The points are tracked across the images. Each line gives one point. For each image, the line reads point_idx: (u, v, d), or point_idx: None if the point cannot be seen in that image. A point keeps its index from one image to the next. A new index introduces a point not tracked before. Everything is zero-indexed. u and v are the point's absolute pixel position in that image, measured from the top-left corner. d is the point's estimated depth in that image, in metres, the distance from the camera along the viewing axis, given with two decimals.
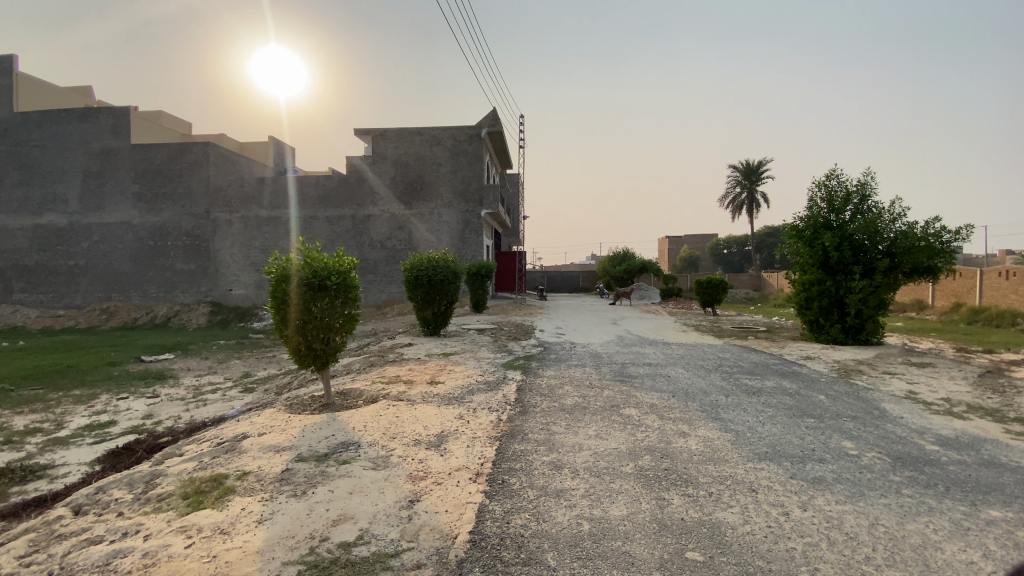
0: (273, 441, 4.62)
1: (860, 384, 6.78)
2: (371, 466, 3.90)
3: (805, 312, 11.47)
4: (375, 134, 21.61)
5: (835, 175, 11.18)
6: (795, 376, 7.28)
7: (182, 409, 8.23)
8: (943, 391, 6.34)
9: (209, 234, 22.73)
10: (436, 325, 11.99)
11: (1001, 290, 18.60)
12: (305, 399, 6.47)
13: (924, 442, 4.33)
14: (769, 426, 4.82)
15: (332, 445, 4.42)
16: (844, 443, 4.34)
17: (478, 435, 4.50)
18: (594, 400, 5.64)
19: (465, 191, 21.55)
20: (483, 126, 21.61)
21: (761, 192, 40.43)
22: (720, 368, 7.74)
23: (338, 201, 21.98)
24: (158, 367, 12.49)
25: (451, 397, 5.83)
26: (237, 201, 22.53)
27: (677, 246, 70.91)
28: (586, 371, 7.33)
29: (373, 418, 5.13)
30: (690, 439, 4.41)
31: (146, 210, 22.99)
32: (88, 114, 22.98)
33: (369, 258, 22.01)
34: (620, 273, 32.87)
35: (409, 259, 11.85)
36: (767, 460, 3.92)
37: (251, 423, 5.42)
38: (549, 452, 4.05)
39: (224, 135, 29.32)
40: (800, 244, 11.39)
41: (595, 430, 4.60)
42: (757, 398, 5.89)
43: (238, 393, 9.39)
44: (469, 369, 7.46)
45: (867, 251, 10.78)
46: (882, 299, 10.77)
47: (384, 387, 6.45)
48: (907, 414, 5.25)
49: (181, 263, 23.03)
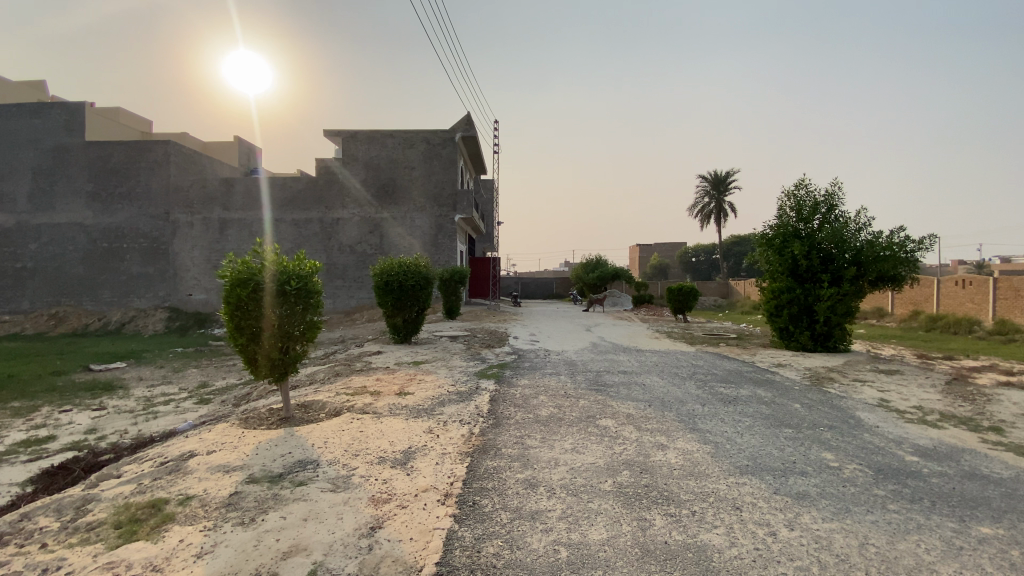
0: (222, 459, 4.24)
1: (833, 392, 6.77)
2: (329, 488, 3.58)
3: (775, 320, 11.60)
4: (346, 136, 21.08)
5: (803, 185, 11.37)
6: (769, 384, 7.25)
7: (130, 423, 7.64)
8: (914, 398, 6.39)
9: (169, 236, 21.74)
10: (406, 333, 11.60)
11: (957, 298, 19.34)
12: (263, 412, 6.06)
13: (903, 454, 4.29)
14: (748, 437, 4.69)
15: (288, 464, 4.08)
16: (824, 454, 4.26)
17: (448, 450, 4.23)
18: (570, 411, 5.43)
19: (438, 195, 21.22)
20: (457, 131, 21.36)
21: (728, 202, 41.35)
22: (694, 376, 7.65)
23: (306, 204, 21.33)
24: (107, 377, 11.71)
25: (420, 408, 5.53)
26: (199, 202, 21.62)
27: (647, 254, 71.99)
28: (560, 379, 7.12)
29: (335, 433, 4.80)
30: (670, 451, 4.24)
31: (100, 211, 21.83)
32: (39, 110, 21.75)
33: (339, 263, 21.41)
34: (593, 280, 32.99)
35: (378, 263, 11.42)
36: (749, 474, 3.78)
37: (201, 439, 5.00)
38: (524, 469, 3.81)
39: (187, 134, 28.20)
40: (770, 252, 11.51)
41: (571, 443, 4.39)
42: (734, 407, 5.78)
43: (193, 405, 8.81)
44: (439, 379, 7.15)
45: (835, 259, 10.96)
46: (849, 307, 10.97)
47: (349, 399, 6.10)
48: (883, 424, 5.24)
49: (137, 266, 21.92)
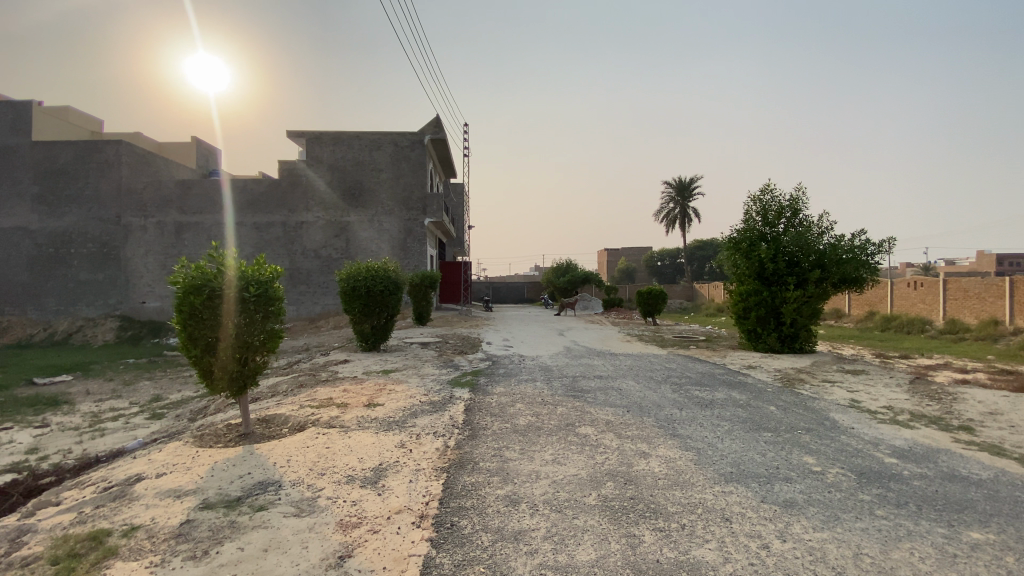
0: (173, 483, 3.86)
1: (806, 393, 6.84)
2: (293, 513, 3.30)
3: (743, 322, 11.77)
4: (310, 138, 20.48)
5: (769, 190, 11.58)
6: (742, 386, 7.27)
7: (74, 442, 6.97)
8: (883, 398, 6.50)
9: (121, 241, 20.58)
10: (375, 340, 11.25)
11: (909, 299, 20.21)
12: (219, 429, 5.63)
13: (882, 455, 4.34)
14: (728, 442, 4.60)
15: (247, 487, 3.77)
16: (806, 457, 4.23)
17: (423, 466, 3.99)
18: (549, 419, 5.25)
19: (407, 198, 20.83)
20: (426, 133, 21.03)
21: (693, 207, 42.25)
22: (669, 379, 7.60)
23: (269, 207, 20.59)
24: (51, 392, 10.86)
25: (390, 421, 5.25)
26: (154, 205, 20.58)
27: (615, 258, 72.90)
28: (536, 387, 6.91)
29: (299, 450, 4.48)
30: (652, 460, 4.11)
31: (45, 214, 20.49)
32: None
33: (304, 268, 20.74)
34: (563, 284, 33.09)
35: (345, 268, 11.04)
36: (735, 481, 3.68)
37: (150, 459, 4.56)
38: (504, 484, 3.60)
39: (140, 134, 26.88)
40: (738, 256, 11.65)
41: (551, 454, 4.21)
42: (712, 411, 5.72)
43: (145, 420, 8.22)
44: (410, 388, 6.85)
45: (800, 263, 11.19)
46: (814, 309, 11.21)
47: (314, 412, 5.76)
48: (858, 425, 5.28)
49: (86, 273, 20.67)
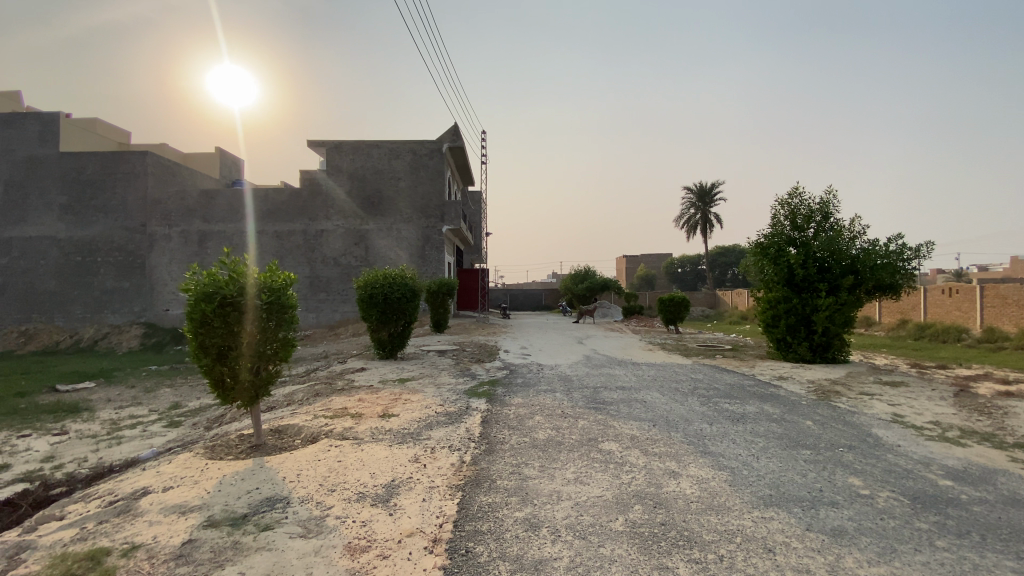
0: (180, 498, 3.72)
1: (843, 406, 6.44)
2: (299, 534, 3.11)
3: (772, 331, 11.31)
4: (330, 147, 20.68)
5: (797, 193, 11.18)
6: (775, 399, 6.89)
7: (91, 450, 6.94)
8: (928, 413, 6.06)
9: (146, 249, 20.99)
10: (392, 348, 11.10)
11: (944, 306, 19.36)
12: (232, 440, 5.51)
13: (935, 477, 3.98)
14: (764, 460, 4.28)
15: (254, 503, 3.60)
16: (851, 479, 3.89)
17: (436, 484, 3.77)
18: (570, 434, 4.98)
19: (425, 206, 20.82)
20: (444, 141, 21.07)
21: (714, 213, 41.54)
22: (695, 392, 7.24)
23: (290, 215, 20.79)
24: (73, 399, 10.96)
25: (405, 433, 5.05)
26: (178, 214, 20.96)
27: (634, 265, 72.09)
28: (556, 398, 6.63)
29: (309, 464, 4.30)
30: (683, 480, 3.82)
31: (74, 223, 21.03)
32: (11, 120, 21.06)
33: (323, 276, 20.84)
34: (581, 292, 32.68)
35: (363, 275, 10.94)
36: (775, 506, 3.37)
37: (159, 471, 4.44)
38: (523, 506, 3.37)
39: (167, 145, 27.53)
40: (766, 262, 11.25)
41: (573, 472, 3.95)
42: (743, 426, 5.38)
43: (162, 428, 8.19)
44: (425, 399, 6.64)
45: (832, 268, 10.72)
46: (847, 317, 10.70)
47: (327, 422, 5.59)
48: (904, 442, 4.90)
49: (112, 281, 21.10)
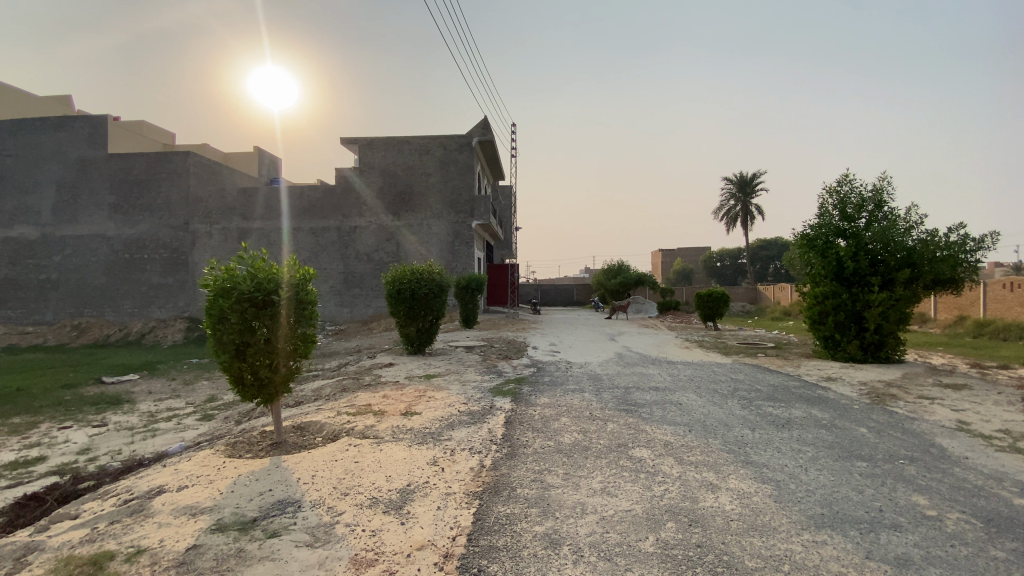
0: (192, 499, 3.63)
1: (900, 412, 5.87)
2: (306, 543, 2.94)
3: (819, 328, 10.63)
4: (362, 144, 20.82)
5: (847, 180, 10.44)
6: (822, 402, 6.36)
7: (125, 443, 7.07)
8: (997, 420, 5.44)
9: (188, 246, 21.71)
10: (420, 343, 11.00)
11: (1005, 302, 17.93)
12: (254, 436, 5.47)
13: (1010, 495, 3.50)
14: (815, 473, 3.88)
15: (265, 506, 3.47)
16: (915, 497, 3.44)
17: (453, 490, 3.54)
18: (598, 439, 4.67)
19: (455, 201, 20.72)
20: (474, 135, 20.89)
21: (755, 204, 39.96)
22: (735, 394, 6.78)
23: (323, 212, 21.07)
24: (115, 391, 11.34)
25: (425, 433, 4.86)
26: (217, 212, 21.57)
27: (670, 259, 70.40)
28: (585, 399, 6.31)
29: (325, 464, 4.15)
30: (722, 494, 3.47)
31: (122, 222, 21.95)
32: (64, 124, 22.09)
33: (356, 272, 21.05)
34: (614, 287, 31.98)
35: (391, 271, 10.84)
36: (827, 528, 2.99)
37: (179, 469, 4.40)
38: (544, 519, 3.10)
39: (208, 145, 28.43)
40: (812, 254, 10.57)
41: (600, 482, 3.65)
42: (789, 433, 4.93)
43: (195, 422, 8.30)
44: (450, 397, 6.44)
45: (886, 261, 9.96)
46: (903, 313, 9.93)
47: (349, 420, 5.46)
48: (972, 454, 4.37)
49: (157, 277, 21.93)
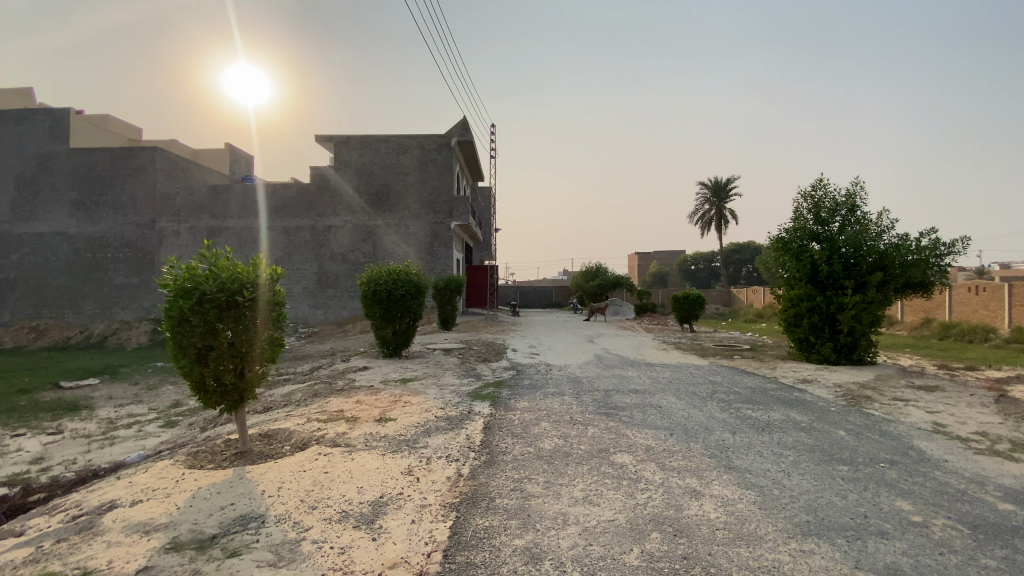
0: (146, 515, 3.37)
1: (876, 414, 5.92)
2: (269, 562, 2.73)
3: (793, 330, 10.77)
4: (338, 142, 20.39)
5: (822, 185, 10.60)
6: (800, 405, 6.38)
7: (82, 452, 6.67)
8: (972, 422, 5.52)
9: (154, 245, 20.91)
10: (396, 346, 10.75)
11: (970, 305, 18.53)
12: (218, 444, 5.18)
13: (993, 500, 3.51)
14: (798, 478, 3.82)
15: (226, 522, 3.24)
16: (898, 502, 3.42)
17: (428, 502, 3.37)
18: (578, 444, 4.56)
19: (434, 201, 20.47)
20: (452, 135, 20.68)
21: (728, 209, 40.69)
22: (715, 396, 6.76)
23: (297, 211, 20.57)
24: (73, 396, 10.77)
25: (401, 441, 4.66)
26: (186, 210, 20.85)
27: (647, 262, 71.16)
28: (564, 402, 6.19)
29: (293, 475, 3.92)
30: (705, 502, 3.38)
31: (85, 219, 21.04)
32: (23, 116, 21.10)
33: (330, 273, 20.60)
34: (593, 289, 32.09)
35: (366, 271, 10.55)
36: (814, 536, 2.92)
37: (135, 480, 4.12)
38: (524, 532, 2.96)
39: (177, 141, 27.52)
40: (788, 257, 10.70)
41: (582, 490, 3.53)
42: (769, 436, 4.90)
43: (158, 429, 7.89)
44: (426, 401, 6.23)
45: (859, 265, 10.14)
46: (875, 316, 10.10)
47: (319, 427, 5.22)
48: (952, 457, 4.39)
49: (122, 277, 21.08)
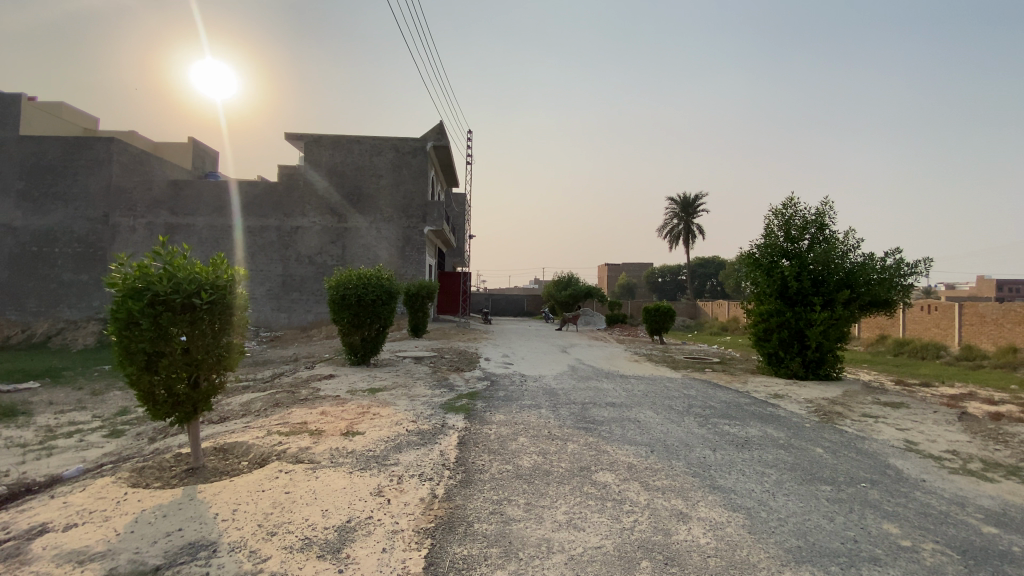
0: (81, 541, 2.98)
1: (850, 431, 5.95)
2: None
3: (763, 344, 10.91)
4: (309, 141, 19.81)
5: (792, 203, 10.83)
6: (775, 420, 6.38)
7: (14, 463, 6.06)
8: (942, 440, 5.61)
9: (108, 241, 19.78)
10: (364, 353, 10.36)
11: (923, 323, 19.32)
12: (168, 459, 4.76)
13: (976, 522, 3.51)
14: (783, 499, 3.73)
15: (172, 551, 2.90)
16: (886, 526, 3.37)
17: (402, 527, 3.11)
18: (558, 462, 4.37)
19: (407, 205, 20.10)
20: (428, 140, 20.42)
21: (696, 224, 41.61)
22: (691, 411, 6.69)
23: (264, 210, 19.84)
24: (10, 400, 9.95)
25: (370, 457, 4.37)
26: (144, 205, 19.83)
27: (616, 274, 72.02)
28: (541, 416, 6.00)
29: (250, 496, 3.58)
30: (694, 525, 3.24)
31: (31, 211, 19.74)
32: None
33: (297, 275, 19.91)
34: (564, 298, 32.13)
35: (335, 275, 10.13)
36: (808, 564, 2.81)
37: (70, 500, 3.69)
38: (506, 562, 2.74)
39: (137, 134, 26.27)
40: (758, 273, 10.85)
41: (566, 513, 3.34)
42: (750, 454, 4.84)
43: (102, 438, 7.28)
44: (397, 414, 5.93)
45: (826, 282, 10.37)
46: (842, 332, 10.31)
47: (281, 441, 4.86)
48: (929, 476, 4.41)
49: (70, 273, 19.84)
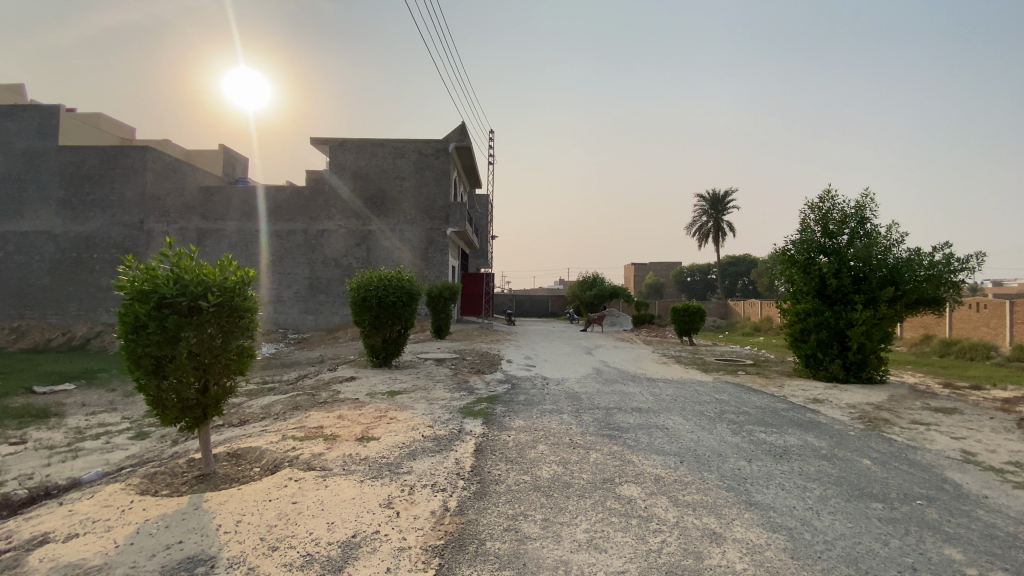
0: (78, 554, 2.87)
1: (900, 440, 5.49)
2: None
3: (800, 346, 10.36)
4: (333, 145, 20.00)
5: (829, 196, 10.26)
6: (816, 428, 5.94)
7: (40, 465, 6.11)
8: (1003, 450, 5.11)
9: (142, 246, 20.36)
10: (386, 356, 10.27)
11: (971, 321, 18.24)
12: (182, 464, 4.67)
13: None
14: (828, 518, 3.38)
15: (169, 566, 2.76)
16: (948, 551, 2.99)
17: (410, 544, 2.90)
18: (580, 473, 4.10)
19: (429, 207, 20.06)
20: (450, 141, 20.33)
21: (727, 221, 40.55)
22: (723, 417, 6.31)
23: (290, 214, 20.10)
24: (44, 402, 10.19)
25: (382, 465, 4.18)
26: (176, 210, 20.35)
27: (643, 273, 70.99)
28: (563, 422, 5.72)
29: (256, 506, 3.43)
30: (728, 547, 2.93)
31: (71, 219, 20.50)
32: (13, 114, 20.65)
33: (322, 277, 20.10)
34: (590, 299, 31.67)
35: (356, 276, 10.05)
36: None
37: (74, 508, 3.60)
38: None
39: (170, 142, 27.07)
40: (794, 271, 10.32)
41: (587, 532, 3.07)
42: (789, 465, 4.46)
43: (126, 441, 7.33)
44: (413, 419, 5.75)
45: (868, 279, 9.76)
46: (886, 332, 9.69)
47: (294, 446, 4.73)
48: (991, 492, 3.97)
49: (108, 278, 20.49)
